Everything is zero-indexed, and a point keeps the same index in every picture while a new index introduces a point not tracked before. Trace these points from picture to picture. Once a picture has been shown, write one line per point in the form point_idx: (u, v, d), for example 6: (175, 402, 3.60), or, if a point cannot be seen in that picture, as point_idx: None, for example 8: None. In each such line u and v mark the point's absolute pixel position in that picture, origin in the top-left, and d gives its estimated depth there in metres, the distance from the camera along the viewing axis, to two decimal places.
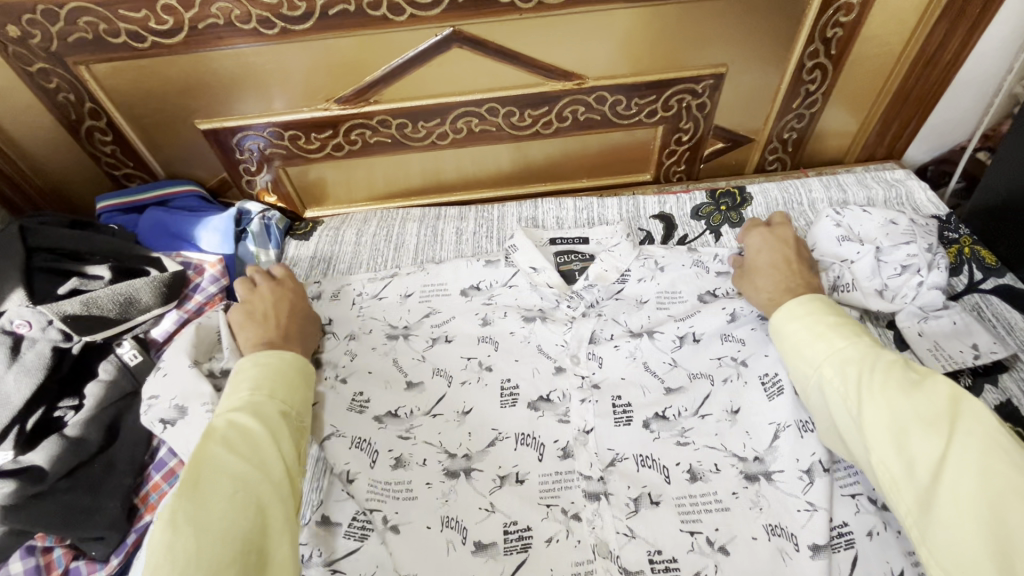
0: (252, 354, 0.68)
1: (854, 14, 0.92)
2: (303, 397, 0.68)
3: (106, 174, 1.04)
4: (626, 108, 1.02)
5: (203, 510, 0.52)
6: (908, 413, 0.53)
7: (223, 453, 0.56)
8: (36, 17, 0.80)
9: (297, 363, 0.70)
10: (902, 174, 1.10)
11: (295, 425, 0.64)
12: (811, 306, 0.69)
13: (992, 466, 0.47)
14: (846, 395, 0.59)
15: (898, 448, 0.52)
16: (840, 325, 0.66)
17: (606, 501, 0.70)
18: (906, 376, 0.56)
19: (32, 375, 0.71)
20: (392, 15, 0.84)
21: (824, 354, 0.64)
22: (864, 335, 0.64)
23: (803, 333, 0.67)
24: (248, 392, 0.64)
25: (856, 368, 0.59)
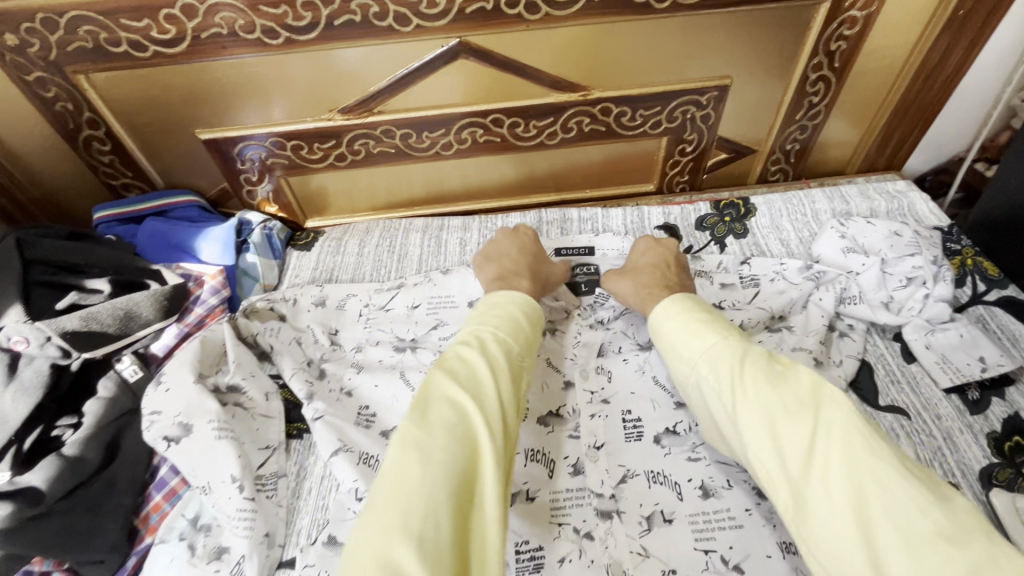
0: (490, 296, 0.75)
1: (858, 27, 0.92)
2: (524, 339, 0.70)
3: (104, 184, 1.02)
4: (632, 119, 1.02)
5: (429, 431, 0.54)
6: (777, 405, 0.54)
7: (448, 380, 0.60)
8: (34, 26, 0.78)
9: (523, 306, 0.74)
10: (903, 185, 1.10)
11: (516, 364, 0.66)
12: (683, 304, 0.71)
13: (852, 450, 0.48)
14: (720, 388, 0.59)
15: (772, 441, 0.53)
16: (712, 320, 0.67)
17: (619, 519, 0.69)
18: (771, 368, 0.58)
19: (30, 394, 0.69)
20: (398, 25, 0.84)
21: (700, 350, 0.64)
22: (732, 332, 0.65)
23: (679, 332, 0.68)
24: (479, 326, 0.69)
25: (728, 363, 0.60)
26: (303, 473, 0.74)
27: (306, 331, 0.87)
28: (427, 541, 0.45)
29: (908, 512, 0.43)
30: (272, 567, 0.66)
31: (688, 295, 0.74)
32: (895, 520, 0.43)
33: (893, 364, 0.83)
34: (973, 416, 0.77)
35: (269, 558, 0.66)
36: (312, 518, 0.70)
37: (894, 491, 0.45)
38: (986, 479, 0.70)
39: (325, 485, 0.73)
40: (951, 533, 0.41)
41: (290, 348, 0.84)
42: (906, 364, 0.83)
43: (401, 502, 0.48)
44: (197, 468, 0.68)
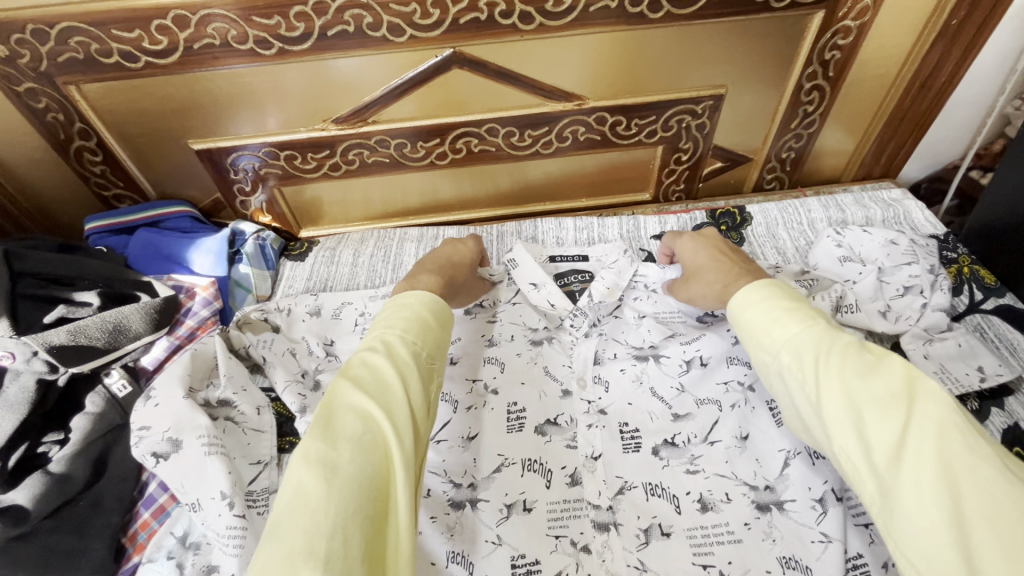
0: (391, 300, 0.73)
1: (852, 36, 0.92)
2: (434, 340, 0.68)
3: (96, 195, 1.01)
4: (627, 128, 1.01)
5: (333, 446, 0.52)
6: (865, 397, 0.49)
7: (352, 390, 0.58)
8: (25, 37, 0.78)
9: (430, 304, 0.71)
10: (898, 193, 1.10)
11: (427, 366, 0.65)
12: (768, 291, 0.65)
13: (949, 446, 0.44)
14: (803, 378, 0.56)
15: (856, 432, 0.49)
16: (798, 306, 0.62)
17: (616, 532, 0.68)
18: (862, 358, 0.53)
19: (14, 411, 0.66)
20: (392, 35, 0.83)
21: (782, 340, 0.59)
22: (821, 319, 0.60)
23: (759, 318, 0.63)
24: (382, 331, 0.66)
25: (812, 352, 0.56)
26: None
27: (301, 341, 0.86)
28: (334, 561, 0.43)
29: (1006, 511, 0.39)
30: None
31: (784, 282, 0.68)
32: (990, 518, 0.40)
33: None
34: None
35: None
36: None
37: (991, 488, 0.41)
38: None
39: None
40: None
41: (283, 359, 0.83)
42: None
43: (305, 522, 0.46)
44: (186, 485, 0.67)
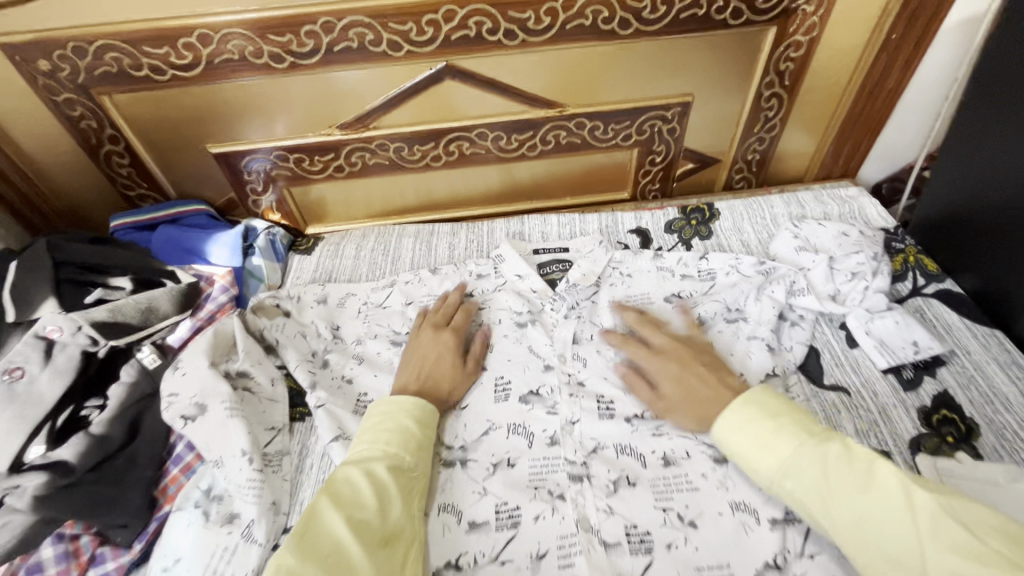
0: (378, 405, 0.79)
1: (803, 49, 1.03)
2: (415, 452, 0.73)
3: (121, 195, 1.11)
4: (604, 133, 1.12)
5: (304, 560, 0.57)
6: (876, 520, 0.54)
7: (331, 509, 0.63)
8: (66, 53, 0.88)
9: (414, 412, 0.77)
10: (855, 191, 1.20)
11: (406, 484, 0.70)
12: (749, 401, 0.70)
13: (960, 561, 0.48)
14: (812, 506, 0.60)
15: (879, 553, 0.53)
16: (780, 421, 0.66)
17: (588, 482, 0.78)
18: (856, 473, 0.58)
19: (64, 376, 0.75)
20: (391, 51, 0.94)
21: (777, 467, 0.63)
22: (805, 433, 0.64)
23: (747, 443, 0.67)
24: (370, 445, 0.72)
25: (813, 477, 0.60)
26: (306, 451, 0.83)
27: (310, 325, 0.97)
28: None
29: None
30: (278, 532, 0.75)
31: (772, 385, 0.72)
32: None
33: (838, 350, 0.92)
34: (906, 392, 0.85)
35: (276, 523, 0.74)
36: (314, 490, 0.78)
37: None
38: (915, 446, 0.79)
39: (324, 462, 0.82)
40: None
41: (294, 341, 0.94)
42: (849, 349, 0.91)
43: None
44: (211, 443, 0.76)
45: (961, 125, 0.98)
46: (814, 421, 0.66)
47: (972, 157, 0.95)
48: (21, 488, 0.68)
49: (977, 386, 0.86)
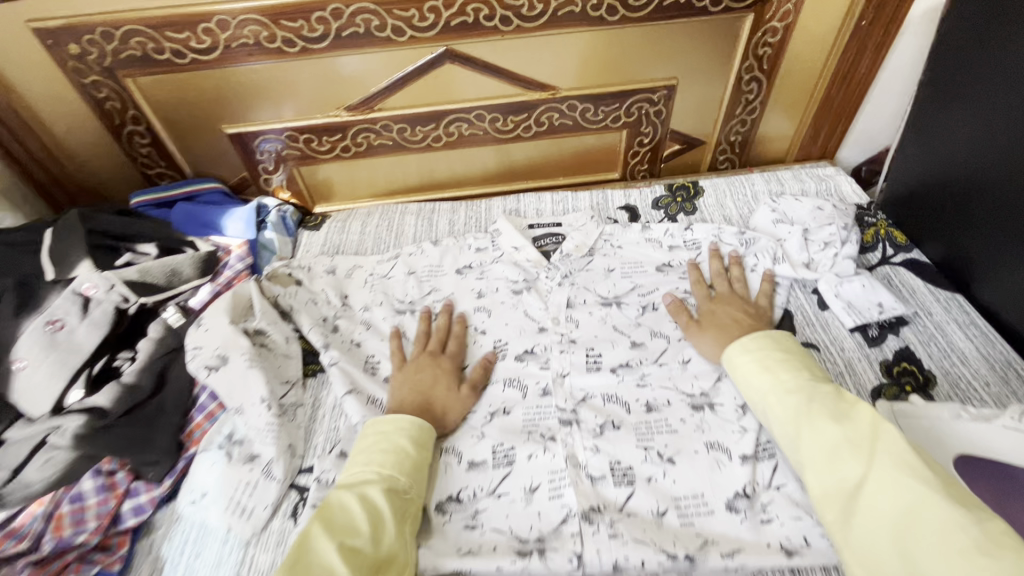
0: (373, 424, 0.80)
1: (779, 35, 1.11)
2: (409, 475, 0.74)
3: (140, 174, 1.18)
4: (595, 115, 1.19)
5: None
6: (839, 438, 0.62)
7: (324, 536, 0.64)
8: (94, 37, 0.95)
9: (411, 432, 0.78)
10: (832, 170, 1.27)
11: (399, 507, 0.71)
12: (762, 341, 0.80)
13: (902, 481, 0.56)
14: (785, 418, 0.69)
15: (829, 465, 0.62)
16: (789, 359, 0.76)
17: (577, 426, 0.85)
18: (837, 405, 0.66)
19: (100, 328, 0.83)
20: (395, 36, 1.01)
21: (769, 386, 0.74)
22: (808, 371, 0.74)
23: (749, 366, 0.78)
24: (364, 467, 0.73)
25: (795, 396, 0.70)
26: (319, 403, 0.90)
27: (321, 293, 1.04)
28: None
29: (951, 531, 0.51)
30: (294, 471, 0.82)
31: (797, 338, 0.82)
32: (937, 539, 0.51)
33: (811, 312, 0.99)
34: (871, 348, 0.93)
35: (292, 464, 0.82)
36: (326, 436, 0.86)
37: (941, 513, 0.53)
38: (876, 394, 0.86)
39: (335, 412, 0.89)
40: (987, 548, 0.49)
41: (306, 307, 1.01)
42: (820, 311, 0.98)
43: None
44: (233, 392, 0.83)
45: (921, 106, 1.06)
46: (822, 370, 0.76)
47: (929, 134, 1.04)
48: (62, 427, 0.75)
49: (936, 342, 0.93)
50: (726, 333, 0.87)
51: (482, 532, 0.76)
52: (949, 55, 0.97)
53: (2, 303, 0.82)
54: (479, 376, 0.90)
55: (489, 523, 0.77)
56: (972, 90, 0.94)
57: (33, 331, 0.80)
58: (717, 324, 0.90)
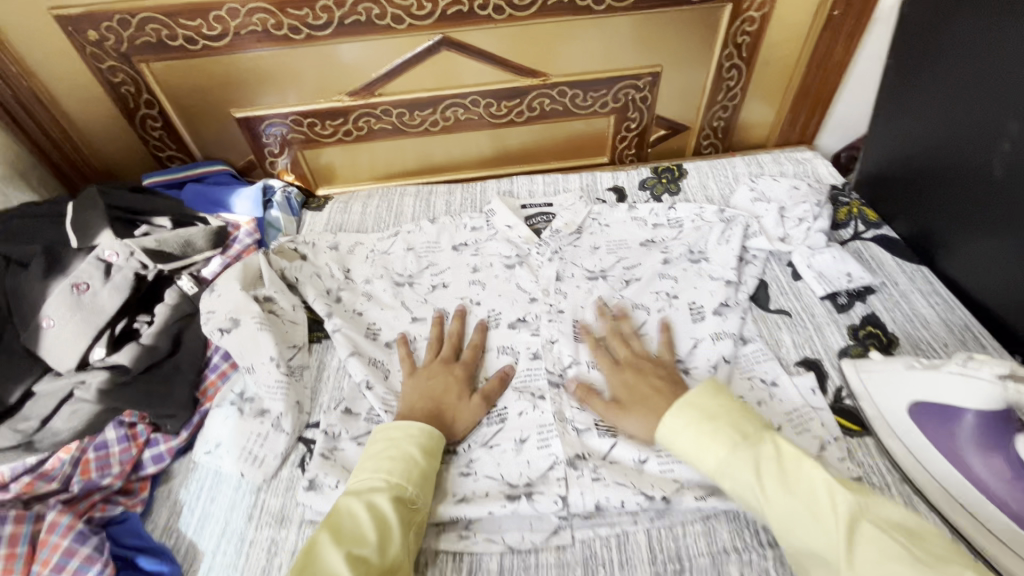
0: (383, 430, 0.79)
1: (757, 25, 1.17)
2: (418, 483, 0.73)
3: (152, 156, 1.25)
4: (584, 101, 1.26)
5: None
6: (804, 521, 0.60)
7: (331, 542, 0.64)
8: (112, 24, 1.01)
9: (420, 440, 0.77)
10: (809, 154, 1.34)
11: (407, 516, 0.70)
12: (686, 408, 0.73)
13: (876, 560, 0.55)
14: (746, 500, 0.65)
15: (805, 549, 0.60)
16: (716, 422, 0.70)
17: (565, 386, 0.91)
18: (785, 476, 0.63)
19: (121, 291, 0.89)
20: (394, 24, 1.07)
21: (713, 466, 0.68)
22: (738, 434, 0.68)
23: (687, 445, 0.71)
24: (372, 475, 0.73)
25: (745, 476, 0.65)
26: (323, 366, 0.97)
27: (324, 268, 1.10)
28: None
29: None
30: (302, 426, 0.88)
31: (714, 384, 0.75)
32: None
33: (784, 282, 1.06)
34: (839, 314, 1.00)
35: (300, 418, 0.88)
36: (332, 396, 0.92)
37: None
38: (842, 354, 0.93)
39: (339, 374, 0.95)
40: None
41: (311, 280, 1.06)
42: (794, 281, 1.05)
43: None
44: (244, 352, 0.89)
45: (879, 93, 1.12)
46: (750, 420, 0.71)
47: (892, 116, 1.09)
48: (87, 382, 0.82)
49: (900, 309, 1.00)
50: (649, 406, 0.79)
51: (475, 479, 0.81)
52: (901, 43, 1.04)
53: (32, 266, 0.87)
54: (493, 388, 0.89)
55: (481, 471, 0.82)
56: (919, 78, 1.00)
57: (59, 292, 0.86)
58: (638, 401, 0.81)
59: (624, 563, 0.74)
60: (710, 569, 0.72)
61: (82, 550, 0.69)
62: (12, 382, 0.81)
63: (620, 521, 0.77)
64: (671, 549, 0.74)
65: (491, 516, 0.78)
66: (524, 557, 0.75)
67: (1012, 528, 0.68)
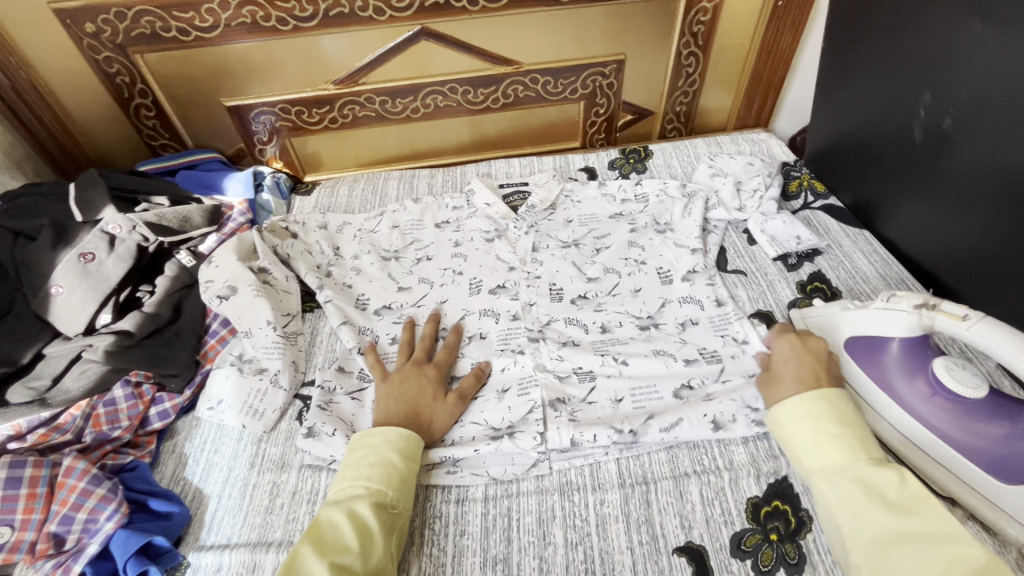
0: (362, 434, 0.79)
1: (710, 15, 1.28)
2: (399, 486, 0.74)
3: (146, 145, 1.31)
4: (555, 87, 1.35)
5: None
6: (905, 539, 0.58)
7: (312, 552, 0.64)
8: (108, 17, 1.08)
9: (398, 444, 0.77)
10: (765, 136, 1.45)
11: (389, 520, 0.71)
12: (814, 407, 0.72)
13: None
14: (838, 511, 0.64)
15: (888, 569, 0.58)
16: (843, 429, 0.69)
17: (543, 342, 0.98)
18: (904, 498, 0.62)
19: (125, 260, 0.97)
20: (376, 15, 1.15)
21: (827, 466, 0.67)
22: (863, 450, 0.67)
23: (801, 436, 0.71)
24: (352, 482, 0.73)
25: (853, 484, 0.64)
26: (316, 332, 1.03)
27: (315, 245, 1.16)
28: None
29: None
30: (299, 384, 0.95)
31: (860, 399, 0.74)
32: None
33: (740, 246, 1.16)
34: (790, 273, 1.10)
35: (296, 376, 0.94)
36: (325, 358, 0.98)
37: None
38: (791, 305, 1.03)
39: (331, 339, 1.02)
40: None
41: (302, 256, 1.13)
42: (749, 246, 1.16)
43: None
44: (241, 317, 0.96)
45: (820, 75, 1.23)
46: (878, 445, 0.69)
47: (830, 97, 1.20)
48: (93, 345, 0.88)
49: (845, 267, 1.09)
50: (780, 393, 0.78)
51: (462, 426, 0.88)
52: (832, 27, 1.15)
53: (41, 238, 0.96)
54: (469, 385, 0.89)
55: (467, 418, 0.89)
56: (850, 58, 1.11)
57: (68, 261, 0.94)
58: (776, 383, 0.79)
59: (596, 486, 0.82)
60: (673, 490, 0.80)
61: (97, 491, 0.74)
62: (24, 345, 0.89)
63: (593, 453, 0.85)
64: (638, 474, 0.83)
65: (476, 454, 0.84)
66: (507, 487, 0.83)
67: (929, 438, 0.77)
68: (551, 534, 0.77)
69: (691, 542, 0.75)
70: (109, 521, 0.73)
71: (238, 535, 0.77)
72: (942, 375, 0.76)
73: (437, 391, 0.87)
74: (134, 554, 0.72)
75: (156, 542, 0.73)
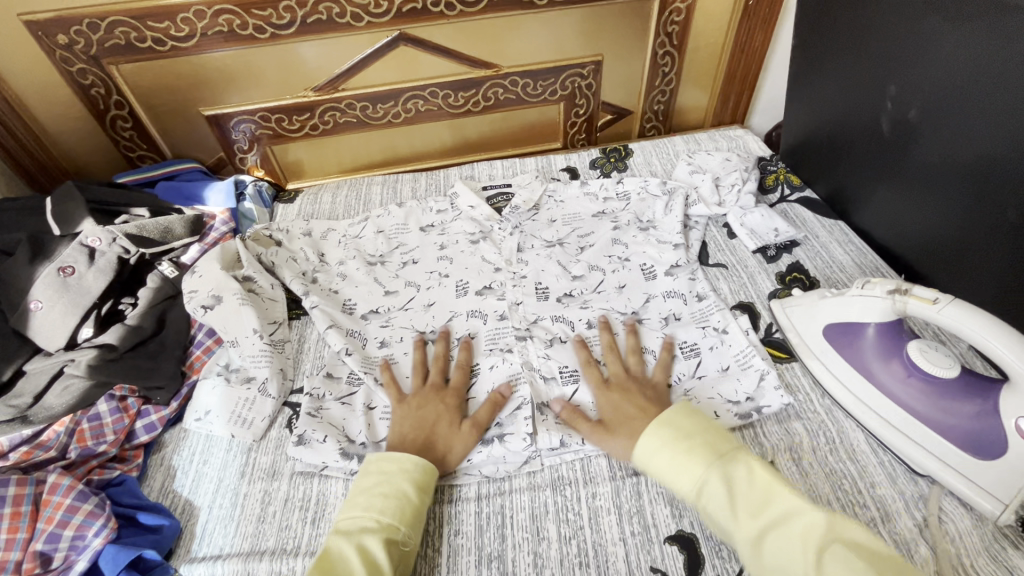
0: (376, 459, 0.77)
1: (683, 16, 1.30)
2: (411, 522, 0.71)
3: (123, 156, 1.30)
4: (534, 89, 1.37)
5: None
6: (771, 544, 0.59)
7: None
8: (81, 29, 1.07)
9: (414, 475, 0.75)
10: (741, 131, 1.48)
11: (398, 557, 0.68)
12: (659, 432, 0.72)
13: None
14: (720, 521, 0.63)
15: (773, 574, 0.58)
16: (689, 442, 0.69)
17: (530, 340, 0.99)
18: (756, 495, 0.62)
19: (105, 273, 0.96)
20: (353, 21, 1.15)
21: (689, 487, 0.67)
22: (710, 458, 0.67)
23: (662, 462, 0.70)
24: (363, 514, 0.71)
25: (716, 499, 0.64)
26: (303, 339, 1.03)
27: (299, 252, 1.15)
28: None
29: None
30: (287, 392, 0.94)
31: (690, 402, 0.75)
32: None
33: (721, 240, 1.19)
34: (769, 265, 1.12)
35: (285, 384, 0.94)
36: (313, 365, 0.98)
37: None
38: (771, 296, 1.06)
39: (319, 345, 1.01)
40: None
41: (287, 263, 1.12)
42: (729, 240, 1.18)
43: None
44: (227, 326, 0.95)
45: (792, 71, 1.26)
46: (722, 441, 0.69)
47: (802, 92, 1.23)
48: (76, 359, 0.86)
49: (822, 257, 1.12)
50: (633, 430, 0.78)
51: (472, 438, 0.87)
52: (801, 24, 1.18)
53: (18, 253, 0.95)
54: (485, 414, 0.86)
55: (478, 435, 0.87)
56: (819, 54, 1.14)
57: (48, 276, 0.93)
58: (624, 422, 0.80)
59: (588, 480, 0.83)
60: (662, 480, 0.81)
61: (83, 507, 0.74)
62: (4, 361, 0.88)
63: (583, 448, 0.86)
64: (629, 467, 0.84)
65: (468, 456, 0.84)
66: (499, 484, 0.84)
67: (908, 420, 0.79)
68: (544, 530, 0.78)
69: (682, 531, 0.76)
70: (97, 536, 0.72)
71: (230, 545, 0.77)
72: (918, 358, 0.79)
73: (450, 410, 0.86)
74: (125, 569, 0.71)
75: (147, 555, 0.72)
